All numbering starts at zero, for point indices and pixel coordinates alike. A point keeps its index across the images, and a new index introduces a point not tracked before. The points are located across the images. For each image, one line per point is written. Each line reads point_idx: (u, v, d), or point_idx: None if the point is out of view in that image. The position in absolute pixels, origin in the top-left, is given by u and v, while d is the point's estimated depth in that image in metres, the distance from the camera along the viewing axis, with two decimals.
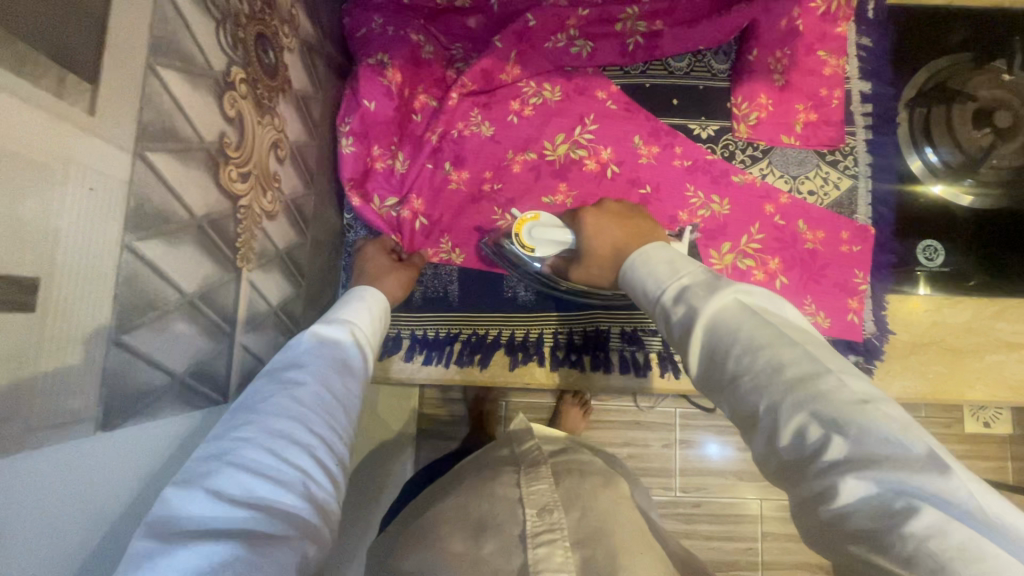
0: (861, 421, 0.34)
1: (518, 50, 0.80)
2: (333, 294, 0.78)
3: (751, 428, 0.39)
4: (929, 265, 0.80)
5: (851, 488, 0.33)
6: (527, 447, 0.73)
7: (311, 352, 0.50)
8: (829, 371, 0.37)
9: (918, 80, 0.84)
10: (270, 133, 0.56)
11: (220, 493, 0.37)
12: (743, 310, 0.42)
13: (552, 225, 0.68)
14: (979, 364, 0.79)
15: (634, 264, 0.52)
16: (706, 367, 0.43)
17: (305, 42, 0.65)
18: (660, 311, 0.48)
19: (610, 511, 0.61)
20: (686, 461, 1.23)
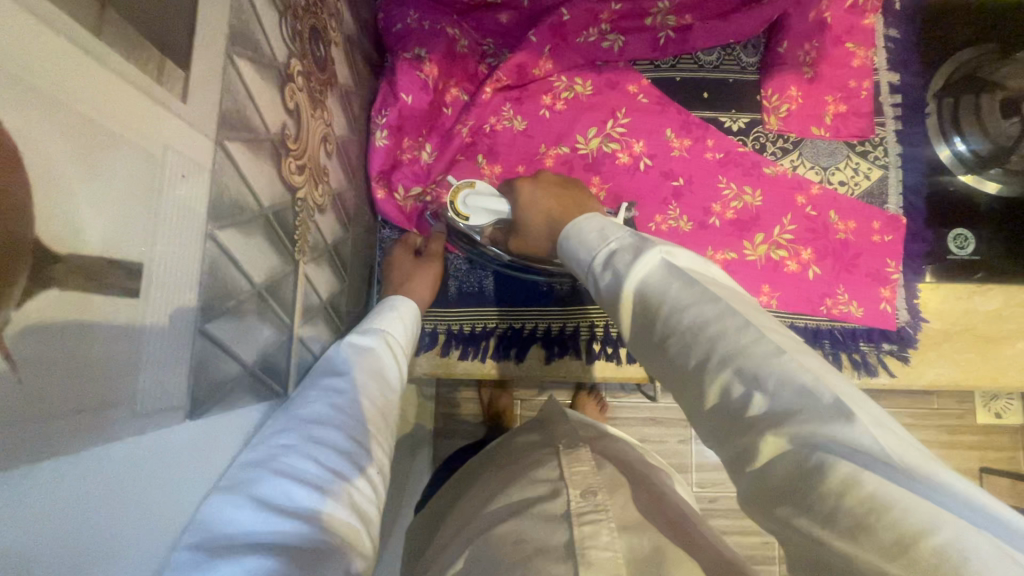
0: (780, 372, 0.34)
1: (552, 44, 0.80)
2: (368, 290, 0.77)
3: (686, 391, 0.39)
4: (959, 253, 0.81)
5: (770, 443, 0.33)
6: (563, 429, 0.74)
7: (349, 363, 0.51)
8: (751, 324, 0.37)
9: (945, 71, 0.85)
10: (320, 127, 0.56)
11: (266, 500, 0.36)
12: (668, 271, 0.42)
13: (485, 196, 0.70)
14: (1010, 351, 0.80)
15: (568, 234, 0.53)
16: (641, 330, 0.43)
17: (348, 37, 0.65)
18: (592, 276, 0.48)
19: (651, 502, 0.60)
20: (702, 457, 1.24)
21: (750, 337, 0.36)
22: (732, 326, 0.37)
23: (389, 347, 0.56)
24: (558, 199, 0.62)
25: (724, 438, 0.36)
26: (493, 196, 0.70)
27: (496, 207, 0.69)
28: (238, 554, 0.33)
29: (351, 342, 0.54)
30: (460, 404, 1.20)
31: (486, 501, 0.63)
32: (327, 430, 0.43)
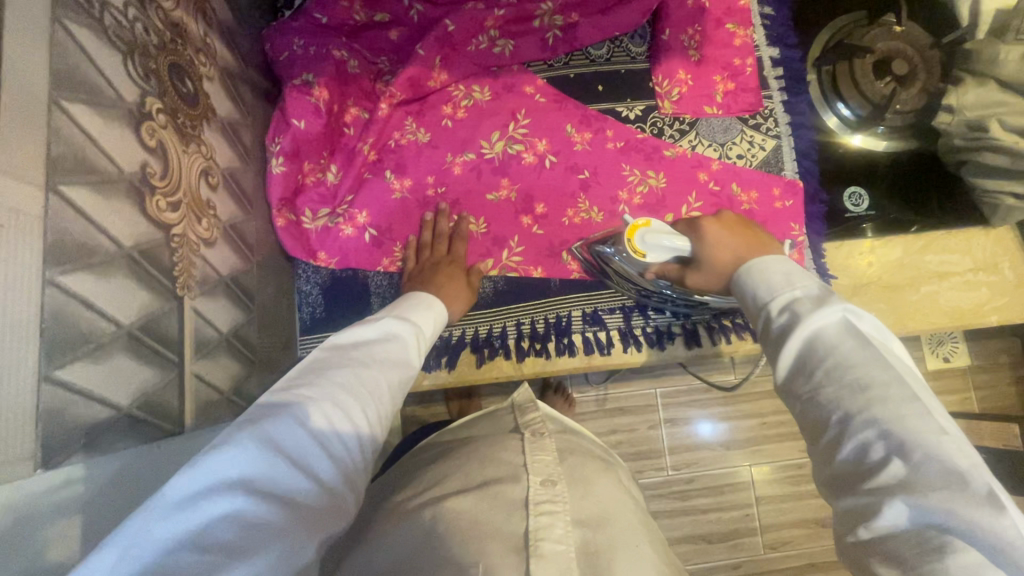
0: (931, 449, 0.37)
1: (442, 55, 0.82)
2: (290, 316, 0.77)
3: (819, 440, 0.43)
4: (856, 210, 0.86)
5: (895, 508, 0.36)
6: (531, 419, 0.73)
7: (381, 344, 0.54)
8: (918, 402, 0.39)
9: (821, 41, 0.89)
10: (198, 161, 0.55)
11: (279, 450, 0.41)
12: (841, 331, 0.45)
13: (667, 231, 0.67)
14: (916, 296, 0.85)
15: (743, 272, 0.55)
16: (790, 372, 0.46)
17: (227, 70, 0.65)
18: (763, 316, 0.51)
19: (612, 497, 0.61)
20: (675, 439, 1.26)
21: (912, 413, 0.39)
22: (895, 399, 0.40)
23: (417, 342, 0.59)
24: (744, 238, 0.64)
25: (846, 487, 0.40)
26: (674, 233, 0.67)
27: (681, 246, 0.66)
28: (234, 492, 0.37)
29: (389, 325, 0.57)
30: (422, 422, 1.18)
31: (448, 471, 0.62)
32: (347, 400, 0.47)
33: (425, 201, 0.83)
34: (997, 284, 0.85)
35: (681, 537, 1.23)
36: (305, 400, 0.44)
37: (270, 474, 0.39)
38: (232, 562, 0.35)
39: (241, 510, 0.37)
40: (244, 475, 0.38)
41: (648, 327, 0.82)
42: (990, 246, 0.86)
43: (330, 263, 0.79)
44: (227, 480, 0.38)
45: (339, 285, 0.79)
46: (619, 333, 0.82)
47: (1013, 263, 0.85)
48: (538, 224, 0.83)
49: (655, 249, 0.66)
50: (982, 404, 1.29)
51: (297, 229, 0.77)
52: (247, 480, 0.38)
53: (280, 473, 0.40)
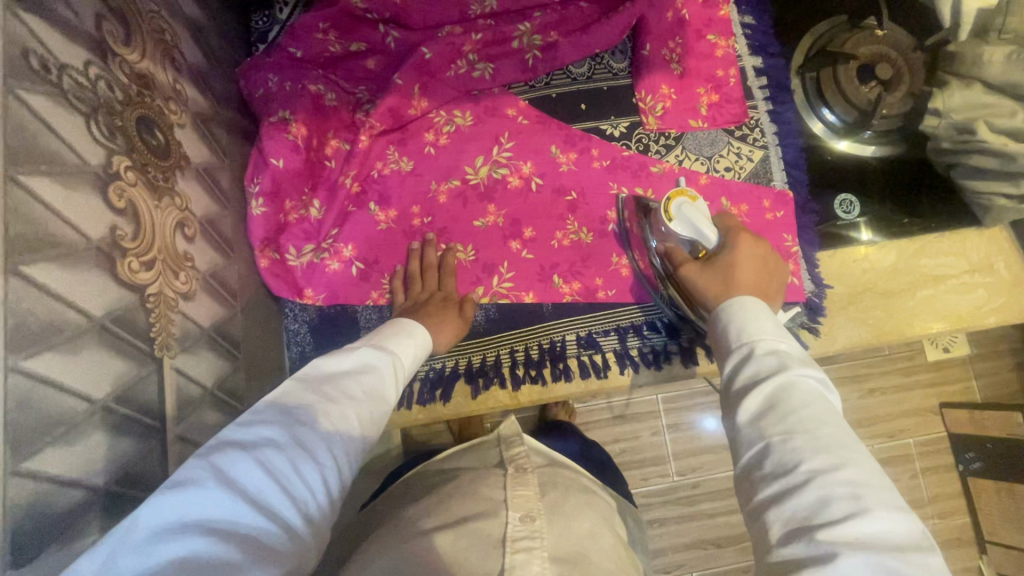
0: (888, 519, 0.39)
1: (421, 82, 0.81)
2: (280, 357, 0.76)
3: (771, 479, 0.43)
4: (848, 217, 0.85)
5: (851, 561, 0.36)
6: (514, 451, 0.71)
7: (355, 371, 0.52)
8: (878, 477, 0.42)
9: (803, 48, 0.88)
10: (172, 214, 0.54)
11: (232, 488, 0.39)
12: (817, 392, 0.47)
13: (703, 216, 0.69)
14: (912, 301, 0.84)
15: (729, 308, 0.56)
16: (762, 408, 0.47)
17: (200, 115, 0.63)
18: (743, 355, 0.52)
19: (592, 533, 0.59)
20: (679, 444, 1.25)
21: (874, 485, 0.41)
22: (862, 468, 0.42)
23: (396, 368, 0.56)
24: (761, 272, 0.65)
25: (796, 531, 0.40)
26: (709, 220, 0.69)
27: (707, 236, 0.68)
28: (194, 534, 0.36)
29: (364, 351, 0.55)
30: (423, 444, 1.17)
31: (423, 507, 0.61)
32: (310, 433, 0.45)
33: (411, 231, 0.81)
34: (993, 284, 0.85)
35: (689, 544, 1.22)
36: (264, 434, 0.43)
37: (221, 515, 0.38)
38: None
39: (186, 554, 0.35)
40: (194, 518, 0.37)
41: (643, 348, 0.81)
42: (984, 246, 0.85)
43: (318, 300, 0.77)
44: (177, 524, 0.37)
45: (329, 322, 0.78)
46: (615, 355, 0.80)
47: (1007, 262, 0.85)
48: (527, 249, 0.82)
49: (683, 220, 0.69)
50: (987, 393, 1.28)
51: (282, 268, 0.76)
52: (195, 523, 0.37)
53: (232, 512, 0.38)
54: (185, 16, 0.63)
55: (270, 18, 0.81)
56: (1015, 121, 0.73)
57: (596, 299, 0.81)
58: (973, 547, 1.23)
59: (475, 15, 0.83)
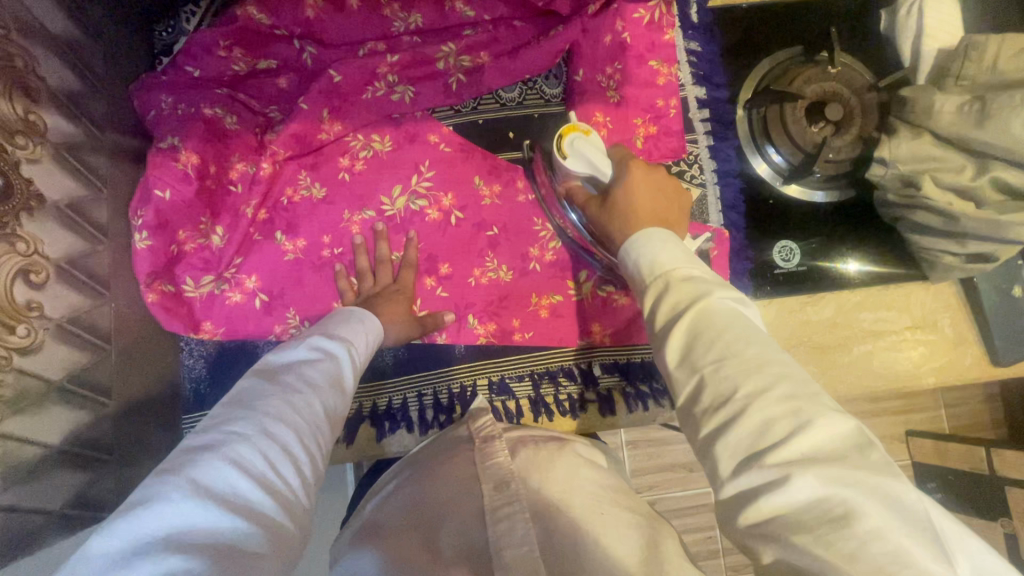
0: (834, 423, 0.35)
1: (331, 106, 0.76)
2: (177, 395, 0.72)
3: (709, 414, 0.38)
4: (786, 265, 0.81)
5: (805, 480, 0.33)
6: (481, 423, 0.60)
7: (307, 368, 0.56)
8: (815, 386, 0.38)
9: (751, 82, 0.82)
10: (9, 262, 0.50)
11: (210, 493, 0.40)
12: (734, 312, 0.43)
13: (597, 148, 0.64)
14: (848, 357, 0.80)
15: (632, 244, 0.51)
16: (686, 348, 0.42)
17: (69, 145, 0.59)
18: (660, 285, 0.47)
19: (573, 477, 0.51)
20: (636, 462, 1.21)
21: (810, 391, 0.37)
22: (793, 379, 0.38)
23: (351, 355, 0.61)
24: (656, 186, 0.61)
25: (745, 460, 0.36)
26: (604, 153, 0.64)
27: (601, 167, 0.63)
28: (173, 544, 0.37)
29: (314, 347, 0.59)
30: None
31: (401, 494, 0.53)
32: (278, 428, 0.47)
33: (321, 263, 0.76)
34: (935, 343, 0.80)
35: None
36: (229, 438, 0.45)
37: (204, 520, 0.39)
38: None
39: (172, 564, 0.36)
40: (173, 530, 0.38)
41: (559, 396, 0.77)
42: (928, 301, 0.80)
43: (216, 334, 0.73)
44: (157, 538, 0.37)
45: (227, 359, 0.74)
46: (530, 401, 0.76)
47: (953, 319, 0.80)
48: (442, 285, 0.78)
49: (580, 159, 0.63)
50: (953, 424, 1.23)
51: (176, 300, 0.71)
52: (177, 534, 0.38)
53: (215, 516, 0.39)
54: (50, 38, 0.58)
55: (174, 27, 0.76)
56: (960, 178, 0.68)
57: (511, 341, 0.77)
58: None
59: (398, 32, 0.78)
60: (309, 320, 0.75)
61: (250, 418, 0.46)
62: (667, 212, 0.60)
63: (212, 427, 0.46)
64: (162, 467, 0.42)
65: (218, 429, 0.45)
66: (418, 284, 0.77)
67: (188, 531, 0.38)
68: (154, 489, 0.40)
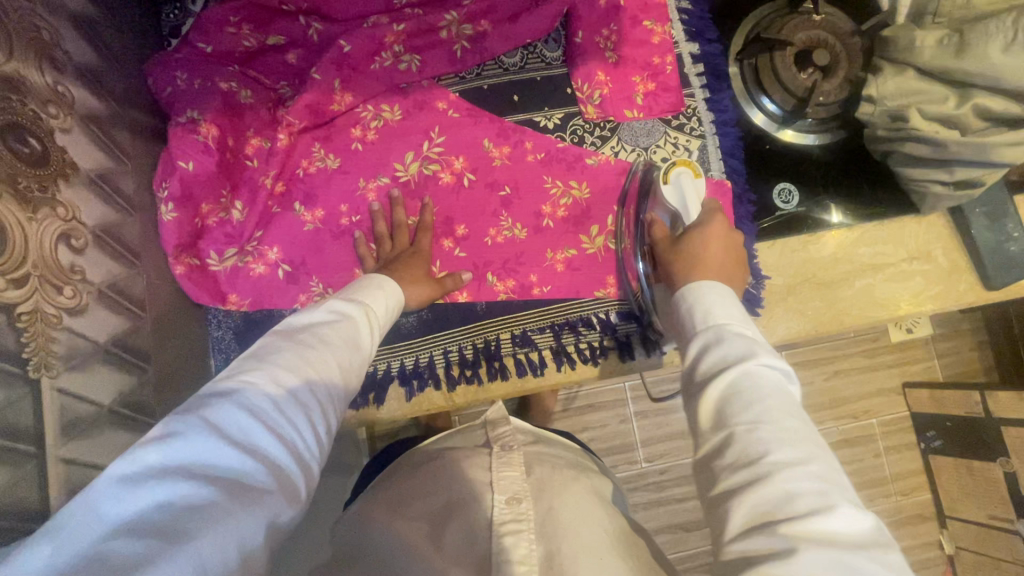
0: (851, 514, 0.37)
1: (341, 77, 0.78)
2: (206, 366, 0.73)
3: (733, 468, 0.41)
4: (786, 206, 0.85)
5: (811, 557, 0.35)
6: (502, 432, 0.63)
7: (325, 323, 0.54)
8: (843, 483, 0.40)
9: (741, 36, 0.86)
10: (53, 225, 0.51)
11: (222, 434, 0.40)
12: (778, 381, 0.45)
13: (695, 194, 0.73)
14: (850, 291, 0.83)
15: (689, 291, 0.54)
16: (722, 400, 0.45)
17: (94, 118, 0.60)
18: (707, 334, 0.49)
19: (580, 509, 0.52)
20: (646, 430, 1.24)
21: (838, 483, 0.40)
22: (824, 466, 0.40)
23: (368, 316, 0.58)
24: (727, 245, 0.63)
25: (760, 523, 0.38)
26: (697, 202, 0.72)
27: (689, 210, 0.72)
28: (182, 479, 0.36)
29: (334, 305, 0.56)
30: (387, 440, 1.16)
31: (407, 489, 0.57)
32: (290, 379, 0.46)
33: (340, 231, 0.78)
34: (930, 273, 0.84)
35: (659, 528, 1.23)
36: (242, 384, 0.44)
37: (217, 457, 0.38)
38: (183, 543, 0.33)
39: (181, 494, 0.36)
40: (187, 463, 0.37)
41: (580, 344, 0.79)
42: (921, 233, 0.84)
43: (242, 305, 0.75)
44: (169, 470, 0.37)
45: (254, 328, 0.75)
46: (551, 351, 0.79)
47: (945, 249, 0.84)
48: (460, 246, 0.80)
49: (672, 189, 0.73)
50: (947, 373, 1.27)
51: (202, 273, 0.73)
52: (190, 467, 0.37)
53: (223, 454, 0.39)
54: (71, 14, 0.59)
55: (181, 10, 0.78)
56: (945, 107, 0.72)
57: (530, 296, 0.79)
58: (933, 523, 1.24)
59: (400, 4, 0.80)
60: (333, 288, 0.76)
61: (267, 367, 0.45)
62: (733, 270, 0.62)
63: (228, 375, 0.46)
64: (181, 405, 0.42)
65: (235, 375, 0.44)
66: (436, 247, 0.79)
67: (200, 466, 0.38)
68: (170, 423, 0.39)
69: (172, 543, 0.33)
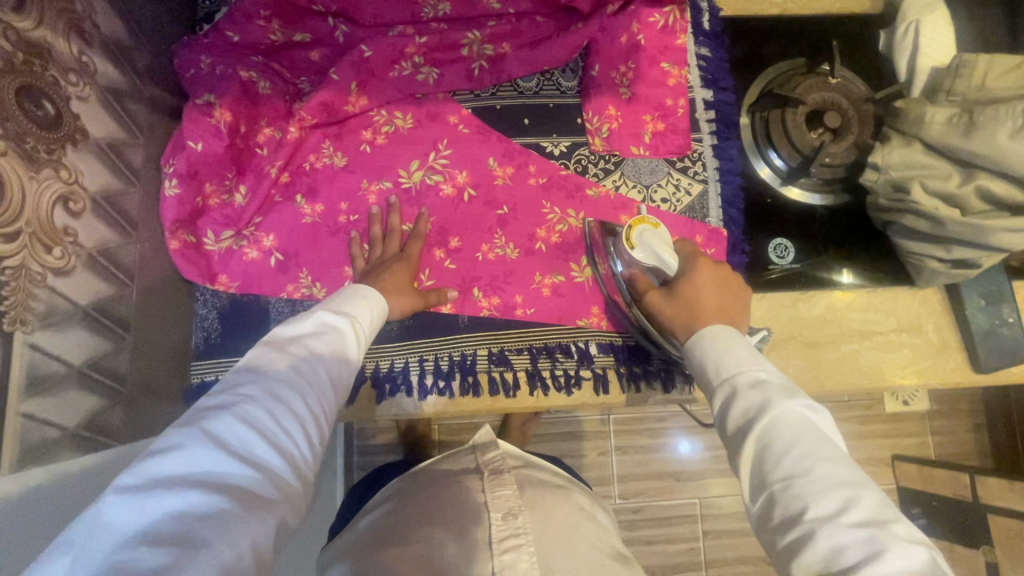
0: (902, 551, 0.38)
1: (359, 79, 0.80)
2: (185, 341, 0.74)
3: (783, 530, 0.42)
4: (781, 262, 0.85)
5: None
6: (491, 457, 0.67)
7: (313, 336, 0.54)
8: (890, 515, 0.40)
9: (754, 89, 0.87)
10: (54, 187, 0.53)
11: (223, 447, 0.40)
12: (805, 419, 0.46)
13: (664, 244, 0.68)
14: (835, 354, 0.82)
15: (698, 344, 0.56)
16: (756, 459, 0.46)
17: (114, 91, 0.63)
18: (727, 391, 0.51)
19: (574, 526, 0.59)
20: (624, 466, 1.23)
21: (881, 517, 0.40)
22: (866, 502, 0.41)
23: (358, 328, 0.59)
24: (719, 280, 0.64)
25: None
26: (670, 250, 0.68)
27: (668, 262, 0.67)
28: (188, 489, 0.37)
29: (322, 317, 0.56)
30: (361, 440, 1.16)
31: (406, 511, 0.60)
32: (285, 391, 0.47)
33: (336, 228, 0.79)
34: (920, 347, 0.82)
35: None
36: (240, 397, 0.45)
37: (220, 468, 0.39)
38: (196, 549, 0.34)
39: (188, 503, 0.37)
40: (190, 473, 0.38)
41: (555, 370, 0.79)
42: (915, 306, 0.83)
43: (231, 287, 0.76)
44: (172, 480, 0.38)
45: (238, 311, 0.76)
46: (526, 374, 0.79)
47: (937, 325, 0.83)
48: (450, 258, 0.80)
49: (645, 248, 0.68)
50: (940, 452, 1.24)
51: (196, 251, 0.74)
52: (193, 476, 0.38)
53: (224, 466, 0.39)
54: None
55: None
56: (947, 185, 0.72)
57: (513, 317, 0.80)
58: None
59: (426, 18, 0.83)
60: (321, 282, 0.77)
61: (261, 380, 0.46)
62: (732, 303, 0.63)
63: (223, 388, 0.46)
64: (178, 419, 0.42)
65: (228, 389, 0.45)
66: (428, 255, 0.80)
67: (207, 475, 0.39)
68: (171, 436, 0.40)
69: (185, 548, 0.34)
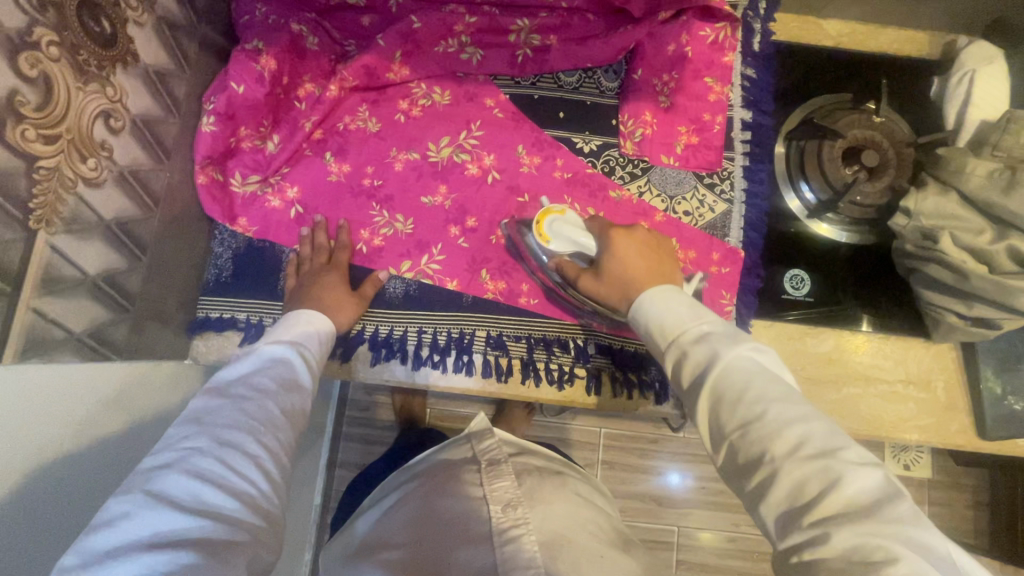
0: (855, 475, 0.39)
1: (404, 49, 0.81)
2: (199, 275, 0.76)
3: (749, 475, 0.43)
4: (794, 293, 0.83)
5: (842, 537, 0.37)
6: (488, 445, 0.67)
7: (253, 375, 0.55)
8: (842, 442, 0.42)
9: (795, 117, 0.86)
10: (97, 100, 0.56)
11: (173, 505, 0.42)
12: (752, 361, 0.48)
13: (578, 228, 0.70)
14: (836, 395, 0.80)
15: (642, 305, 0.57)
16: (712, 412, 0.47)
17: (168, 22, 0.66)
18: (679, 350, 0.52)
19: (572, 513, 0.59)
20: (609, 482, 1.22)
21: (835, 443, 0.41)
22: (819, 431, 0.42)
23: (303, 356, 0.61)
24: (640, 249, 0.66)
25: (790, 518, 0.40)
26: (584, 233, 0.70)
27: (588, 245, 0.69)
28: (144, 552, 0.39)
29: (263, 355, 0.58)
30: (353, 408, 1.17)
31: (404, 511, 0.60)
32: (233, 434, 0.48)
33: (359, 190, 0.81)
34: (927, 403, 0.80)
35: None
36: (183, 451, 0.46)
37: (175, 522, 0.41)
38: None
39: (148, 565, 0.39)
40: (144, 536, 0.40)
41: (550, 364, 0.79)
42: (927, 360, 0.81)
43: (249, 230, 0.78)
44: (126, 547, 0.39)
45: (252, 255, 0.78)
46: (521, 363, 0.79)
47: (947, 384, 0.80)
48: (464, 237, 0.81)
49: (560, 239, 0.70)
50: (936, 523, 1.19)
51: (221, 191, 0.77)
52: (148, 539, 0.40)
53: (177, 522, 0.41)
54: None
55: None
56: (978, 240, 0.70)
57: (516, 304, 0.80)
58: None
59: None
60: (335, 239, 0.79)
61: (204, 430, 0.47)
62: (657, 270, 0.64)
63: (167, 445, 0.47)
64: (121, 486, 0.44)
65: (170, 446, 0.46)
66: (443, 230, 0.81)
67: (161, 534, 0.41)
68: (117, 506, 0.42)
69: None
